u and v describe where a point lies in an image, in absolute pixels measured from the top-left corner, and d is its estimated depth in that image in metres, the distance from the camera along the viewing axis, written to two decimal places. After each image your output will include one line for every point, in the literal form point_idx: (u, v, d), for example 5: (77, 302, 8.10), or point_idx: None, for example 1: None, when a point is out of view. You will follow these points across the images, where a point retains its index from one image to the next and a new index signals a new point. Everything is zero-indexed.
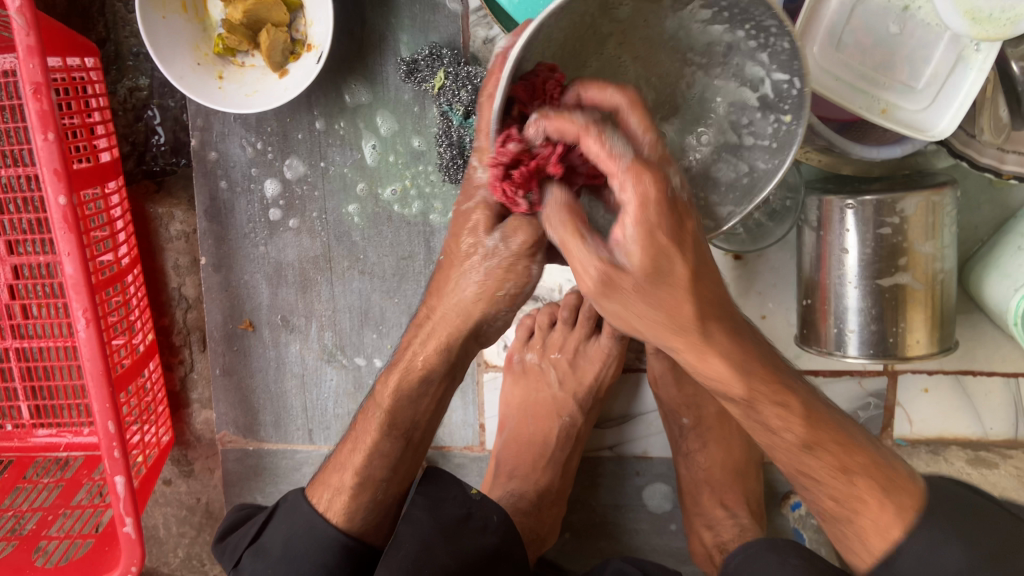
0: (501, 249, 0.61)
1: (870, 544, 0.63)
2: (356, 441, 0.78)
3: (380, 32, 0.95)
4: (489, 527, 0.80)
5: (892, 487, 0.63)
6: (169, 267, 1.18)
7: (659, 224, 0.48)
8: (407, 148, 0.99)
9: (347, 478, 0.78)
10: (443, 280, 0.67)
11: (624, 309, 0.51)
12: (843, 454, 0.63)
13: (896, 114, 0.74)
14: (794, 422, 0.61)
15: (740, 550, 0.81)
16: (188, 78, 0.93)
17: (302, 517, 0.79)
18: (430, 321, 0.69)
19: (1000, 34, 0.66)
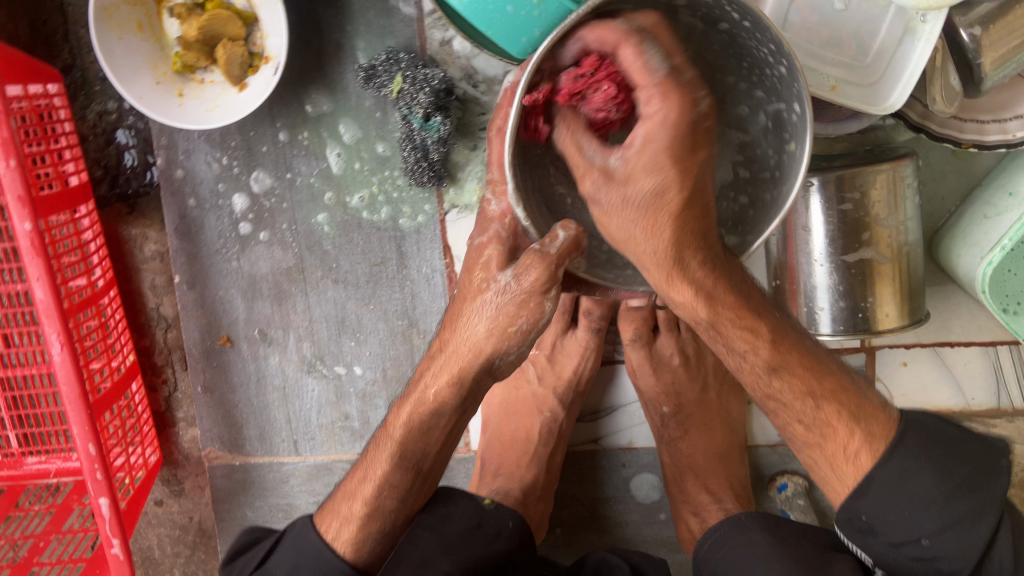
0: (513, 287, 0.62)
1: (843, 473, 0.65)
2: (365, 470, 0.75)
3: (336, 41, 0.95)
4: (501, 534, 0.81)
5: (863, 415, 0.65)
6: (146, 288, 1.18)
7: (671, 142, 0.52)
8: (372, 154, 0.99)
9: (356, 508, 0.73)
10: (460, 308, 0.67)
11: (608, 211, 0.58)
12: (809, 373, 0.65)
13: (846, 90, 0.74)
14: (759, 349, 0.64)
15: (708, 533, 0.79)
16: (146, 98, 0.93)
17: (307, 548, 0.74)
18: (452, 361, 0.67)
19: (939, 3, 0.68)
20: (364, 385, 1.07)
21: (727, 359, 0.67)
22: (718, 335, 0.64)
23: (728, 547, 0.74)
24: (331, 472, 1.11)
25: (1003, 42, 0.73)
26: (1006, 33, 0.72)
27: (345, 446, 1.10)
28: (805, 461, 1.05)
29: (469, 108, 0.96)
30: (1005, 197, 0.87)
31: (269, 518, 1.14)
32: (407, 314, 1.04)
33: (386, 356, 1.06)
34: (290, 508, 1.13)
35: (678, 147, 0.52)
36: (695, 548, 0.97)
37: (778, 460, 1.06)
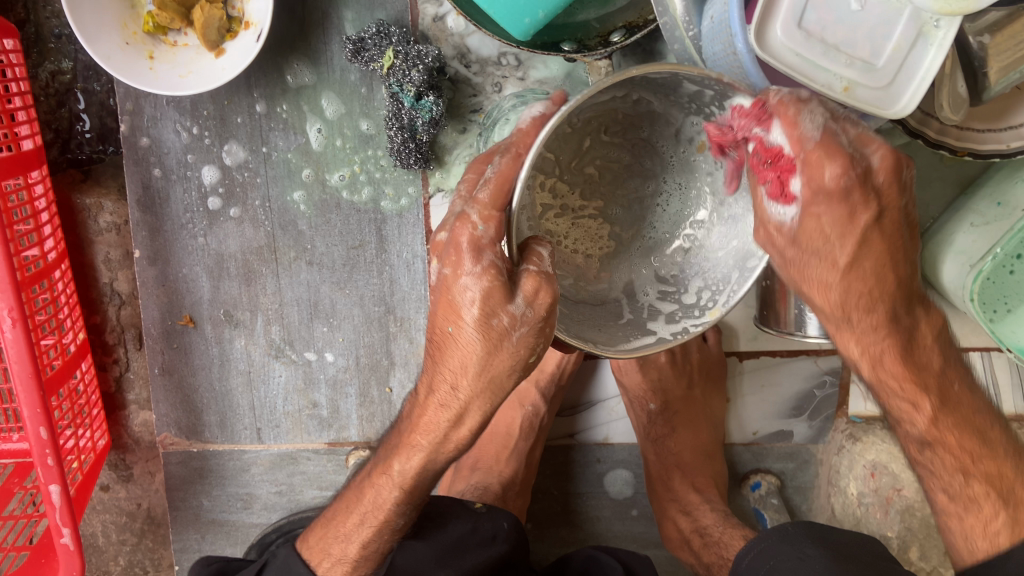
0: (529, 316, 0.57)
1: (975, 546, 0.67)
2: (362, 514, 0.72)
3: (323, 9, 0.90)
4: (497, 536, 0.83)
5: (1013, 497, 0.66)
6: (99, 262, 1.11)
7: (863, 226, 0.56)
8: (355, 132, 0.94)
9: (353, 550, 0.73)
10: (448, 351, 0.61)
11: (827, 286, 0.60)
12: (971, 448, 0.67)
13: (857, 93, 0.72)
14: (918, 419, 0.66)
15: (747, 548, 0.79)
16: (115, 59, 0.86)
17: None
18: (460, 406, 0.63)
19: (963, 9, 0.68)
20: (335, 372, 1.03)
21: (896, 410, 0.67)
22: (940, 410, 0.66)
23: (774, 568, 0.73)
24: (296, 462, 1.07)
25: (1008, 52, 0.73)
26: (1013, 42, 0.73)
27: (312, 435, 1.06)
28: (778, 459, 1.06)
29: (460, 89, 0.93)
30: (993, 206, 0.88)
31: (227, 506, 1.09)
32: (385, 300, 1.00)
33: (360, 343, 1.02)
34: (250, 498, 1.09)
35: (836, 215, 0.55)
36: (679, 547, 0.97)
37: (752, 458, 1.06)
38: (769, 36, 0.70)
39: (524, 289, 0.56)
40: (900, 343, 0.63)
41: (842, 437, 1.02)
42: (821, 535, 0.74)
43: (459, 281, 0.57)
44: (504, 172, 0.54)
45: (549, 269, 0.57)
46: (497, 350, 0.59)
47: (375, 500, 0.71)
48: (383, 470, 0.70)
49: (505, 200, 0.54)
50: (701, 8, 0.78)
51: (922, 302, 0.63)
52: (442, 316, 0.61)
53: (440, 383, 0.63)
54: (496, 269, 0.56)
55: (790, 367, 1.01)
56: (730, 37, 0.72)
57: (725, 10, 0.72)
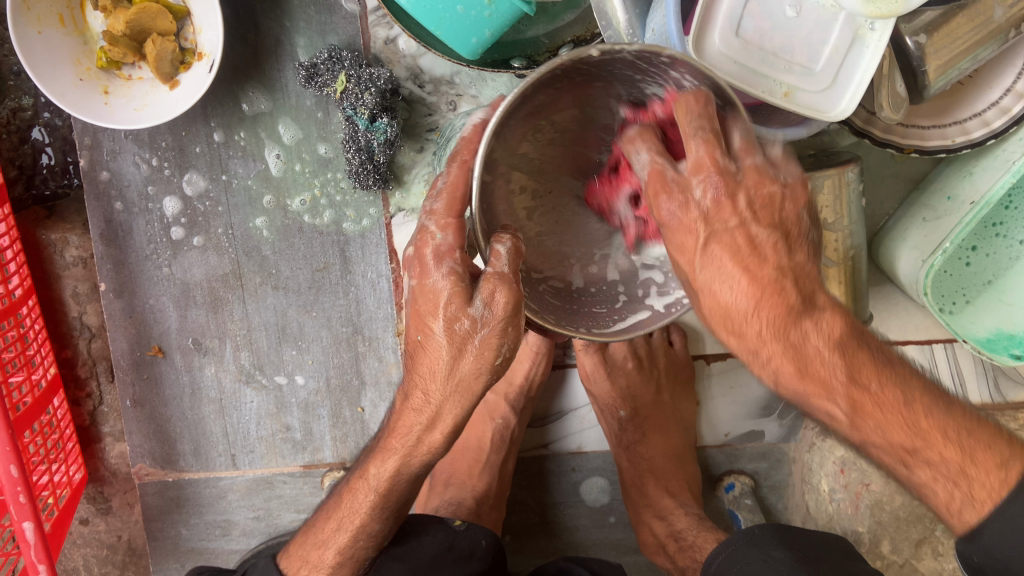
0: (489, 317, 0.56)
1: (950, 522, 0.57)
2: (340, 521, 0.73)
3: (275, 37, 0.92)
4: (474, 553, 0.84)
5: (965, 475, 0.55)
6: (67, 296, 1.11)
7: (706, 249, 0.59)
8: (314, 156, 0.95)
9: (330, 556, 0.73)
10: (419, 359, 0.61)
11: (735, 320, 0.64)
12: (903, 441, 0.56)
13: (798, 97, 0.74)
14: (838, 419, 0.57)
15: (717, 549, 0.80)
16: (70, 95, 0.87)
17: None
18: (433, 411, 0.62)
19: (891, 11, 0.68)
20: (306, 395, 1.04)
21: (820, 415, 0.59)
22: (857, 412, 0.56)
23: (740, 565, 0.75)
24: (272, 486, 1.07)
25: (946, 49, 0.74)
26: (949, 40, 0.74)
27: (287, 459, 1.06)
28: (751, 460, 1.07)
29: (416, 109, 0.94)
30: (944, 201, 0.89)
31: (205, 535, 1.09)
32: (352, 320, 1.01)
33: (330, 365, 1.02)
34: (228, 524, 1.09)
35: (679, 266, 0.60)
36: (655, 553, 0.97)
37: (725, 460, 1.07)
38: (707, 47, 0.72)
39: (481, 293, 0.56)
40: (787, 357, 0.57)
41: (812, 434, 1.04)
42: (785, 537, 0.76)
43: (426, 286, 0.58)
44: (454, 182, 0.57)
45: (506, 273, 0.55)
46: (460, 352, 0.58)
47: (351, 509, 0.72)
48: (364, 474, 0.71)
49: (458, 207, 0.57)
50: (643, 21, 0.80)
51: (806, 310, 0.57)
52: (412, 327, 0.61)
53: (414, 391, 0.62)
54: (457, 273, 0.57)
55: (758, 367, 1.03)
56: (670, 47, 0.74)
57: (664, 22, 0.74)
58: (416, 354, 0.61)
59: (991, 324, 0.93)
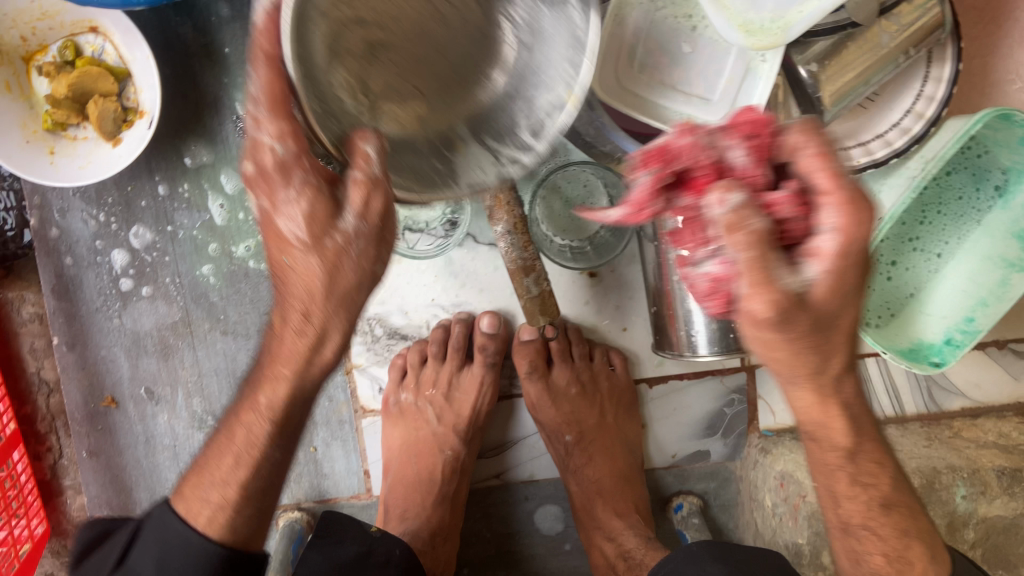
0: (363, 230, 0.56)
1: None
2: (237, 455, 0.65)
3: (215, 93, 0.96)
4: (391, 560, 0.85)
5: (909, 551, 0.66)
6: (25, 352, 1.14)
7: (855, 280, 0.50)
8: (256, 204, 0.99)
9: (230, 492, 0.64)
10: (290, 282, 0.58)
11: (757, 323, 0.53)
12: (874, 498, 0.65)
13: (695, 128, 0.73)
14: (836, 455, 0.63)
15: (658, 566, 0.83)
16: (16, 157, 0.91)
17: (175, 535, 0.64)
18: (317, 331, 0.59)
19: (773, 42, 0.67)
20: None
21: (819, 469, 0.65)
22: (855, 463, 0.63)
23: None
24: None
25: (837, 77, 0.79)
26: (841, 68, 0.78)
27: None
28: (699, 480, 1.10)
29: None
30: None
31: None
32: None
33: None
34: None
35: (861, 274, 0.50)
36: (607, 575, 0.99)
37: (674, 481, 1.10)
38: (609, 79, 0.73)
39: (353, 201, 0.55)
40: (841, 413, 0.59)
41: (755, 452, 1.07)
42: (723, 552, 0.79)
43: (276, 210, 0.56)
44: (269, 84, 0.52)
45: (377, 175, 0.55)
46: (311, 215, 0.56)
47: (225, 478, 0.65)
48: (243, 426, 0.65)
49: (286, 107, 0.53)
50: None
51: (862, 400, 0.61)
52: (275, 250, 0.58)
53: (291, 312, 0.59)
54: (312, 184, 0.55)
55: (698, 388, 1.06)
56: None
57: None
58: (282, 278, 0.59)
59: (912, 336, 0.95)
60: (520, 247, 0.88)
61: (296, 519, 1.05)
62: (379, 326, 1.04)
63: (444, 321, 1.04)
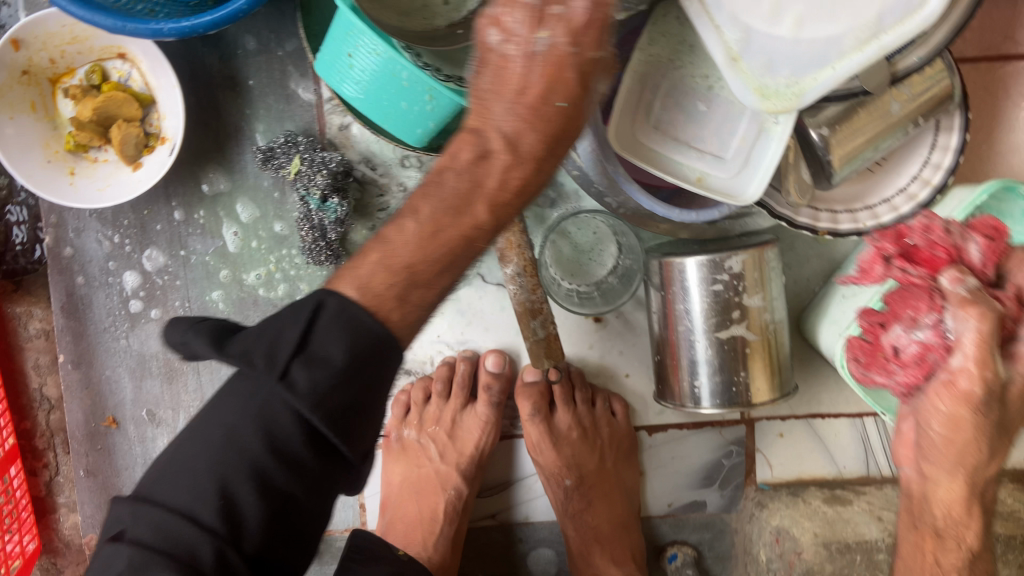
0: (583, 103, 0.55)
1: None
2: (404, 269, 0.57)
3: (236, 124, 0.98)
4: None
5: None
6: (29, 367, 1.15)
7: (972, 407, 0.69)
8: (270, 233, 1.00)
9: (386, 289, 0.57)
10: (479, 110, 0.56)
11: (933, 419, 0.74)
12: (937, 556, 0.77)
13: (711, 184, 0.76)
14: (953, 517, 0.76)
15: None
16: (37, 176, 0.92)
17: (332, 328, 0.54)
18: (510, 182, 0.57)
19: (787, 107, 0.66)
20: None
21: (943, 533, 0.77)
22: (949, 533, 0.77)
23: None
24: None
25: (848, 142, 0.80)
26: (852, 133, 0.80)
27: None
28: (694, 530, 1.09)
29: (367, 190, 1.00)
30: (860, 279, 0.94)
31: None
32: None
33: None
34: None
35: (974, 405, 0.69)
36: None
37: (670, 530, 1.10)
38: (625, 134, 0.75)
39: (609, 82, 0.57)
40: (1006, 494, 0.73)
41: (752, 505, 1.08)
42: None
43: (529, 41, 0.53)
44: None
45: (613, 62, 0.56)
46: (520, 108, 0.55)
47: (401, 259, 0.57)
48: (377, 245, 0.59)
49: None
50: None
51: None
52: (490, 86, 0.56)
53: (457, 175, 0.58)
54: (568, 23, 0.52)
55: (697, 438, 1.07)
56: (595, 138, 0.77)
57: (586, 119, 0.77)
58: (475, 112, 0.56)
59: None
60: (529, 290, 0.90)
61: None
62: None
63: (450, 358, 1.06)
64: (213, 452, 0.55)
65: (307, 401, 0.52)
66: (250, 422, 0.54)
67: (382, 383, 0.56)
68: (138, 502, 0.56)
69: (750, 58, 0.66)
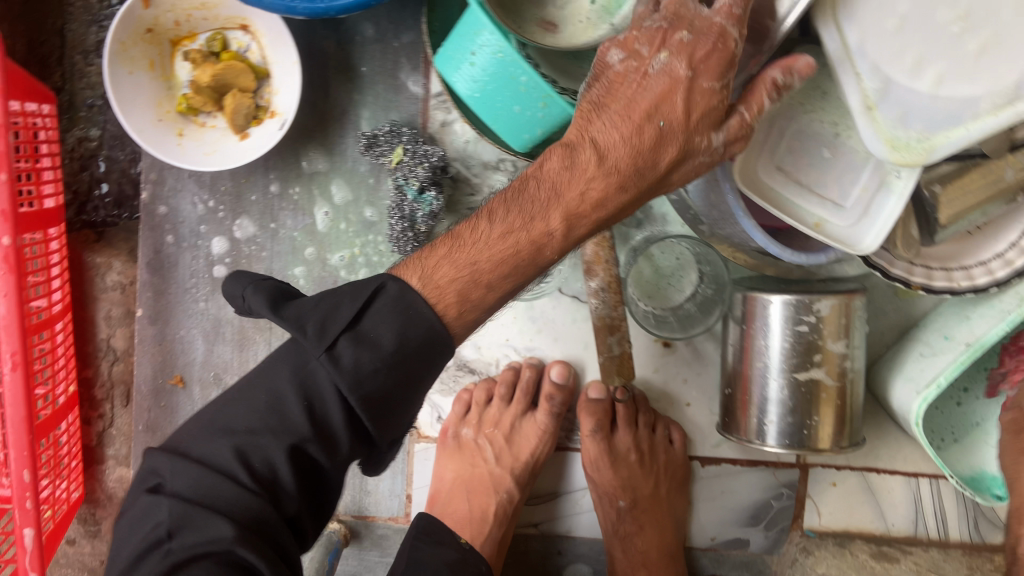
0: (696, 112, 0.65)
1: None
2: (469, 268, 0.65)
3: (343, 107, 1.00)
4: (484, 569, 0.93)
5: None
6: (100, 317, 1.17)
7: None
8: (359, 218, 1.02)
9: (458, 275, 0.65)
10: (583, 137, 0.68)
11: None
12: None
13: (828, 229, 0.79)
14: None
15: None
16: (147, 132, 0.95)
17: (386, 306, 0.62)
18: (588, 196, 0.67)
19: (916, 161, 0.68)
20: None
21: None
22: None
23: None
24: None
25: (957, 202, 0.81)
26: (960, 193, 0.81)
27: None
28: (734, 567, 1.09)
29: (460, 188, 1.01)
30: (942, 339, 0.95)
31: None
32: None
33: None
34: None
35: None
36: None
37: (709, 564, 1.10)
38: (751, 172, 0.79)
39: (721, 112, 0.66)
40: None
41: (795, 550, 1.08)
42: None
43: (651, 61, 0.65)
44: None
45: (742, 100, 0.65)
46: (623, 120, 0.66)
47: (472, 256, 0.66)
48: (449, 241, 0.67)
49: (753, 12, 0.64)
50: None
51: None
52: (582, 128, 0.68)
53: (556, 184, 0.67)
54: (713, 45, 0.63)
55: (749, 475, 1.07)
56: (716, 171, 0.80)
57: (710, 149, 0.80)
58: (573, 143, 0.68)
59: (975, 465, 0.96)
60: (610, 306, 0.91)
61: (335, 530, 1.04)
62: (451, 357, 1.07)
63: (515, 362, 1.06)
64: (264, 402, 0.62)
65: (350, 378, 0.60)
66: (294, 387, 0.62)
67: (426, 376, 0.65)
68: (176, 456, 0.63)
69: (887, 109, 0.69)
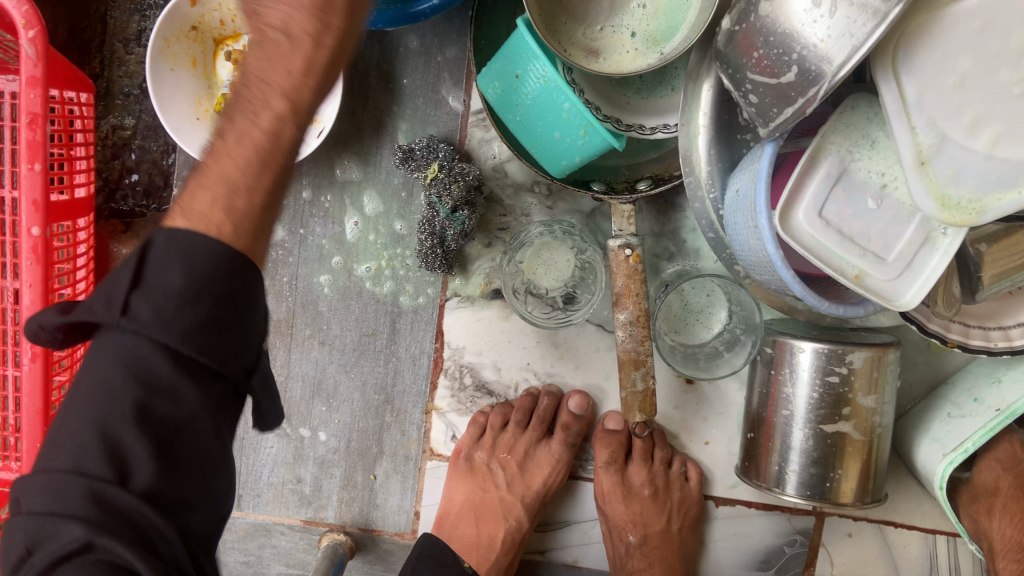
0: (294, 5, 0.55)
1: None
2: (230, 182, 0.55)
3: (380, 118, 0.99)
4: None
5: None
6: None
7: None
8: (389, 230, 1.01)
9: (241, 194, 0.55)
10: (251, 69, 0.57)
11: None
12: None
13: (867, 282, 0.74)
14: None
15: None
16: (184, 131, 0.94)
17: (176, 252, 0.50)
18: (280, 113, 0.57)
19: (965, 222, 0.65)
20: (325, 452, 1.07)
21: None
22: None
23: None
24: (269, 535, 1.09)
25: (1002, 262, 0.79)
26: (1006, 253, 0.79)
27: (291, 511, 1.08)
28: None
29: (492, 208, 1.00)
30: (971, 401, 0.93)
31: None
32: (386, 390, 1.04)
33: (354, 427, 1.05)
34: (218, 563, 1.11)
35: None
36: None
37: None
38: (792, 216, 0.73)
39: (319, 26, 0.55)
40: None
41: None
42: None
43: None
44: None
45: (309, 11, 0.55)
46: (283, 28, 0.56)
47: (223, 166, 0.55)
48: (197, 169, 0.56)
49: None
50: (726, 177, 0.83)
51: None
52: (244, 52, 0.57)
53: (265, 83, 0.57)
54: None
55: (763, 519, 1.05)
56: (754, 212, 0.75)
57: (752, 186, 0.75)
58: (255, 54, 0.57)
59: None
60: (637, 340, 0.88)
61: (341, 542, 1.03)
62: (469, 376, 1.04)
63: (535, 389, 1.04)
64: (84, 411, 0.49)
65: (156, 327, 0.49)
66: (120, 371, 0.49)
67: (247, 305, 0.52)
68: (34, 477, 0.51)
69: (940, 165, 0.64)
